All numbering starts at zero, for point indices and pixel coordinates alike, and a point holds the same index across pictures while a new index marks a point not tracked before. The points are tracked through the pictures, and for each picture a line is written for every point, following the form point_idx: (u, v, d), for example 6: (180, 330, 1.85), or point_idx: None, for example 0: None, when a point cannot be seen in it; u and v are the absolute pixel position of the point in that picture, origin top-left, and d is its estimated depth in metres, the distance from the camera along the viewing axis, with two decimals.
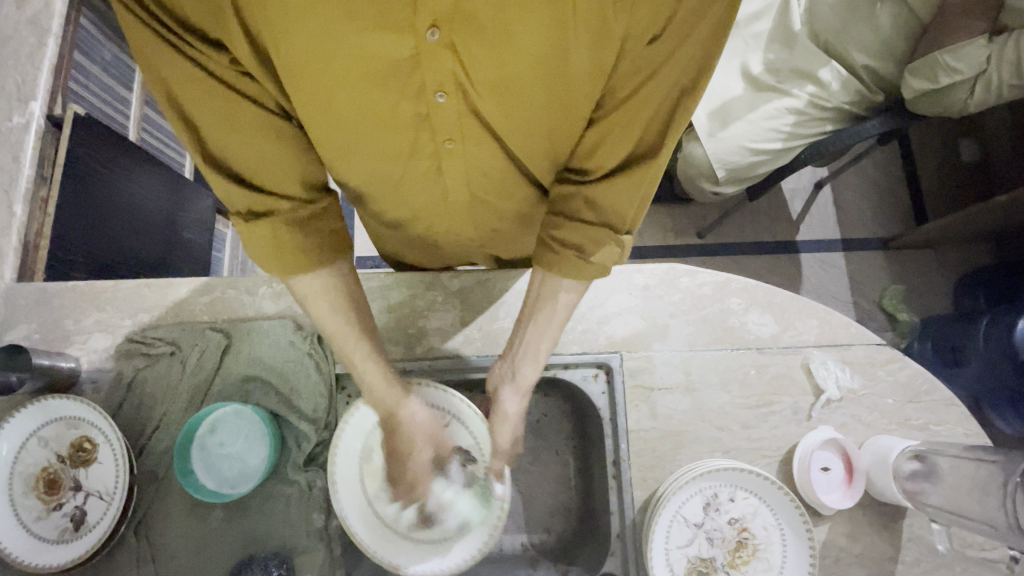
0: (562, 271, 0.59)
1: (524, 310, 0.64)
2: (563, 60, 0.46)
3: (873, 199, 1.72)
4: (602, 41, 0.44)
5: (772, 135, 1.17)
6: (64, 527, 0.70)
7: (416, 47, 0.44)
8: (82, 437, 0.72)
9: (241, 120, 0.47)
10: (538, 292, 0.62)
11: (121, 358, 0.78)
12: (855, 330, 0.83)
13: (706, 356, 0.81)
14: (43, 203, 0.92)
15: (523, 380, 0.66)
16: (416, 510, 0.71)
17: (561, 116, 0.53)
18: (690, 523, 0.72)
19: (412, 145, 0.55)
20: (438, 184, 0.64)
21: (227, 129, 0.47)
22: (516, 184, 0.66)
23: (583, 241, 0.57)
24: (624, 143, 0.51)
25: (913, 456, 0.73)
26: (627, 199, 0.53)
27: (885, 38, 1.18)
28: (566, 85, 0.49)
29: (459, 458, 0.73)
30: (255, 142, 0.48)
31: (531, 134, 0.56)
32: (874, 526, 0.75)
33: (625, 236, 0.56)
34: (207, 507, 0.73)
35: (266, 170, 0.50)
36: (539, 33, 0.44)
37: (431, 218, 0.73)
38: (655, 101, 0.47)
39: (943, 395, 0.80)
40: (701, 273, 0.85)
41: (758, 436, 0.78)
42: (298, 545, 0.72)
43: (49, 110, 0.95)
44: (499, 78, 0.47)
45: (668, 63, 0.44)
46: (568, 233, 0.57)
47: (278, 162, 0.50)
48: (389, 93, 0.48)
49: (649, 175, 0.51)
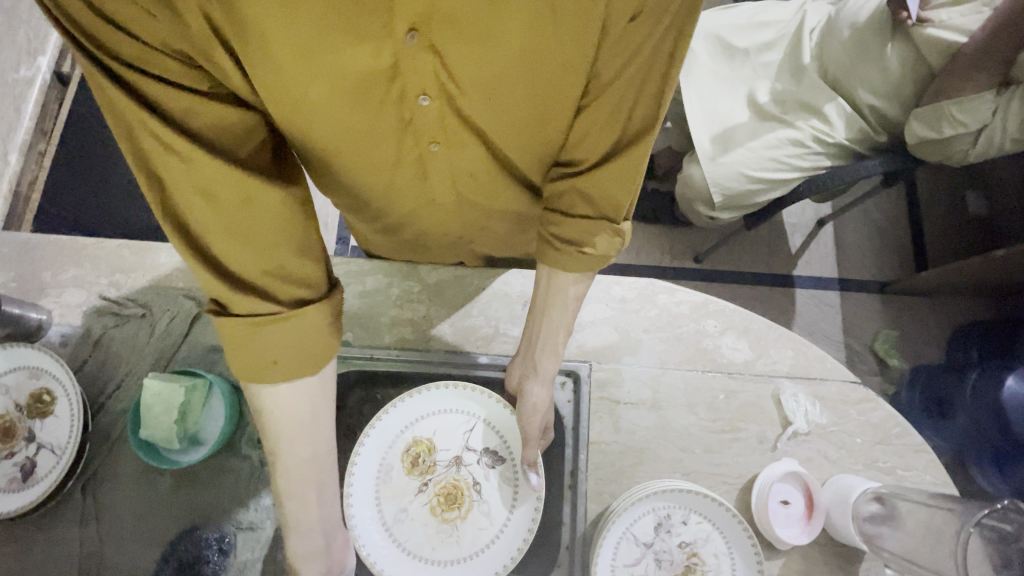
0: (564, 266, 0.60)
1: (535, 310, 0.67)
2: (542, 56, 0.46)
3: (874, 242, 1.71)
4: (580, 34, 0.44)
5: (775, 164, 1.17)
6: (13, 476, 0.69)
7: (396, 53, 0.43)
8: (43, 389, 0.72)
9: (214, 187, 0.41)
10: (548, 290, 0.63)
11: (93, 315, 0.79)
12: (829, 365, 0.82)
13: (676, 375, 0.80)
14: (39, 156, 0.97)
15: (546, 372, 0.67)
16: (444, 522, 0.70)
17: (546, 111, 0.54)
18: (640, 542, 0.71)
19: (400, 149, 0.56)
20: (426, 186, 0.64)
21: (205, 200, 0.42)
22: (504, 185, 0.67)
23: (583, 235, 0.57)
24: (611, 125, 0.52)
25: (873, 498, 0.71)
26: (618, 190, 0.54)
27: (892, 80, 1.17)
28: (548, 82, 0.49)
29: (485, 462, 0.73)
30: (226, 205, 0.42)
31: (516, 132, 0.56)
32: (829, 566, 0.73)
33: (618, 229, 0.56)
34: (157, 473, 0.73)
35: (214, 213, 0.42)
36: (519, 32, 0.44)
37: (419, 222, 0.74)
38: (637, 83, 0.48)
39: (913, 441, 0.79)
40: (680, 291, 0.85)
41: (720, 462, 0.77)
42: (242, 521, 0.71)
43: (57, 66, 1.00)
44: (481, 78, 0.48)
45: (644, 44, 0.45)
46: (566, 229, 0.58)
47: (250, 238, 0.44)
48: (372, 100, 0.48)
49: (636, 160, 0.52)
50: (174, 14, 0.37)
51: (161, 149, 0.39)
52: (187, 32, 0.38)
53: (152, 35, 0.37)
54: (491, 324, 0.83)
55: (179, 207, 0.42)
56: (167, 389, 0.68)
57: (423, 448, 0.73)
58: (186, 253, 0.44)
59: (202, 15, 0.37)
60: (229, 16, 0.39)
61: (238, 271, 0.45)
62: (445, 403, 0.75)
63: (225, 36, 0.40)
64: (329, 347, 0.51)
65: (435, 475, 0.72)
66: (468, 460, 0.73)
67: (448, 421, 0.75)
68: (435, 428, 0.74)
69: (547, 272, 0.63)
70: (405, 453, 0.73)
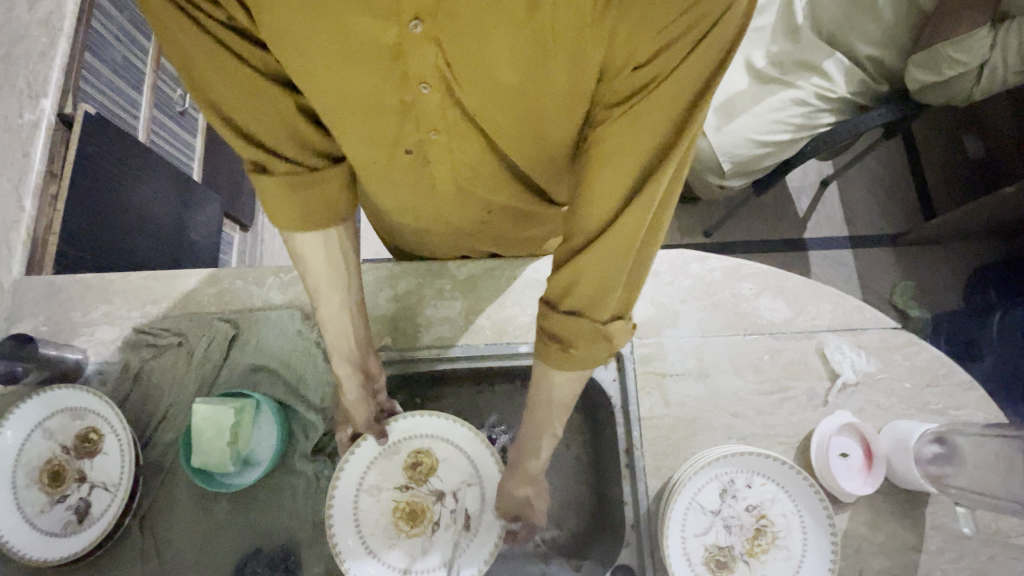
0: (554, 361, 0.50)
1: (531, 403, 0.58)
2: (543, 70, 0.42)
3: (879, 197, 1.72)
4: (584, 60, 0.39)
5: (778, 126, 1.18)
6: (68, 520, 0.69)
7: (399, 38, 0.41)
8: (88, 428, 0.71)
9: (237, 81, 0.46)
10: (537, 381, 0.54)
11: (128, 349, 0.78)
12: (868, 314, 0.82)
13: (719, 342, 0.80)
14: (53, 199, 0.93)
15: (532, 469, 0.62)
16: (393, 527, 0.69)
17: (549, 124, 0.49)
18: (707, 510, 0.70)
19: (398, 136, 0.53)
20: (424, 174, 0.61)
21: (247, 104, 0.48)
22: (506, 181, 0.64)
23: (572, 334, 0.48)
24: (601, 203, 0.40)
25: (933, 439, 0.71)
26: (607, 283, 0.44)
27: (887, 29, 1.18)
28: (547, 97, 0.45)
29: (455, 514, 0.70)
30: (254, 101, 0.48)
31: (515, 140, 0.53)
32: (897, 514, 0.73)
33: (598, 328, 0.47)
34: (213, 499, 0.72)
35: (255, 113, 0.49)
36: (518, 41, 0.40)
37: (422, 210, 0.71)
38: (631, 152, 0.38)
39: (962, 379, 0.79)
40: (711, 258, 0.84)
41: (774, 422, 0.77)
42: (305, 537, 0.70)
43: (59, 108, 0.97)
44: (481, 78, 0.44)
45: (646, 105, 0.35)
46: (552, 323, 0.48)
47: (279, 123, 0.50)
48: (371, 79, 0.45)
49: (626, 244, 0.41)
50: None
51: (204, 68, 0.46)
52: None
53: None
54: (526, 313, 0.82)
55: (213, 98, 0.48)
56: (217, 412, 0.66)
57: (425, 465, 0.72)
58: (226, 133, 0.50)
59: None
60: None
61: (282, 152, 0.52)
62: (475, 449, 0.71)
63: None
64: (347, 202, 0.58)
65: (417, 488, 0.71)
66: (449, 503, 0.70)
67: (460, 458, 0.72)
68: (450, 458, 0.72)
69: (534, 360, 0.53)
70: (412, 454, 0.72)
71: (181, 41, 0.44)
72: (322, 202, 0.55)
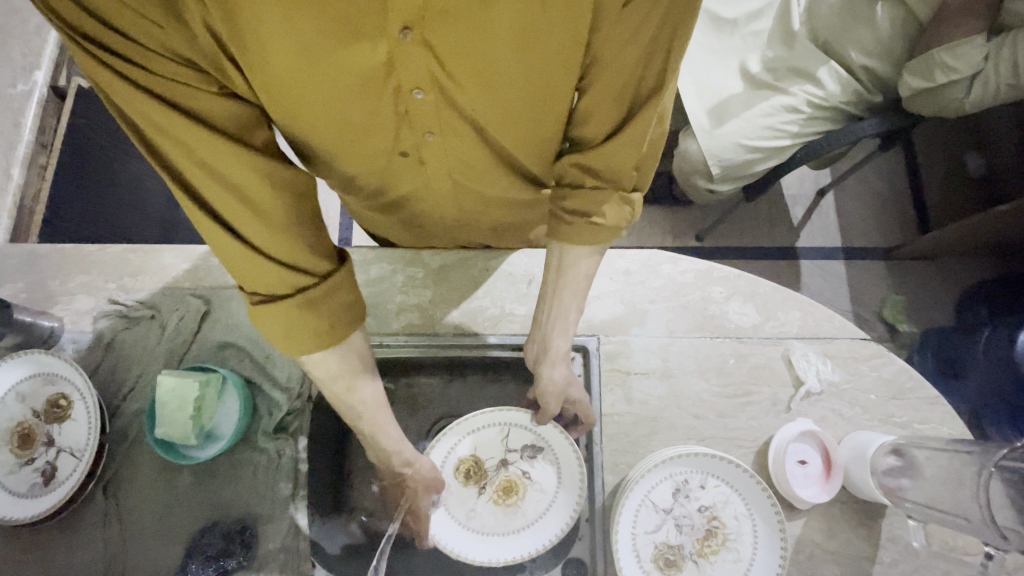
0: (570, 239, 0.59)
1: (547, 287, 0.66)
2: (536, 42, 0.45)
3: (875, 209, 1.70)
4: (573, 19, 0.43)
5: (769, 132, 1.17)
6: (35, 481, 0.70)
7: (390, 49, 0.43)
8: (58, 393, 0.73)
9: (243, 179, 0.42)
10: (560, 270, 0.63)
11: (103, 320, 0.79)
12: (837, 324, 0.82)
13: (685, 343, 0.80)
14: (41, 170, 0.97)
15: (557, 352, 0.69)
16: (507, 507, 0.71)
17: (542, 99, 0.52)
18: (659, 508, 0.71)
19: (394, 141, 0.55)
20: (421, 173, 0.63)
21: (252, 210, 0.44)
22: (501, 175, 0.66)
23: (591, 206, 0.56)
24: (613, 102, 0.50)
25: (891, 451, 0.71)
26: (624, 161, 0.53)
27: (883, 39, 1.18)
28: (543, 68, 0.48)
29: (526, 454, 0.73)
30: (258, 201, 0.44)
31: (514, 124, 0.56)
32: (851, 523, 0.73)
33: (625, 197, 0.56)
34: (177, 471, 0.73)
35: (259, 224, 0.45)
36: (512, 22, 0.43)
37: (415, 207, 0.73)
38: (629, 59, 0.46)
39: (927, 394, 0.78)
40: (684, 260, 0.84)
41: (734, 426, 0.77)
42: (263, 512, 0.71)
43: (52, 82, 1.02)
44: (477, 67, 0.46)
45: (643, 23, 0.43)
46: (572, 202, 0.57)
47: (288, 231, 0.46)
48: (364, 95, 0.47)
49: (643, 135, 0.51)
50: (179, 22, 0.37)
51: (204, 171, 0.41)
52: (194, 40, 0.38)
53: (155, 39, 0.36)
54: (497, 305, 0.83)
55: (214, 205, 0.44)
56: (181, 385, 0.68)
57: (469, 463, 0.73)
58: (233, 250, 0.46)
59: (203, 22, 0.37)
60: (228, 18, 0.38)
61: (291, 259, 0.48)
62: (483, 417, 0.74)
63: (226, 45, 0.40)
64: (360, 303, 0.54)
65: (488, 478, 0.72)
66: (512, 458, 0.73)
67: (483, 433, 0.74)
68: (476, 440, 0.74)
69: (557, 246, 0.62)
70: (455, 470, 0.72)
71: (176, 142, 0.40)
72: (336, 311, 0.51)
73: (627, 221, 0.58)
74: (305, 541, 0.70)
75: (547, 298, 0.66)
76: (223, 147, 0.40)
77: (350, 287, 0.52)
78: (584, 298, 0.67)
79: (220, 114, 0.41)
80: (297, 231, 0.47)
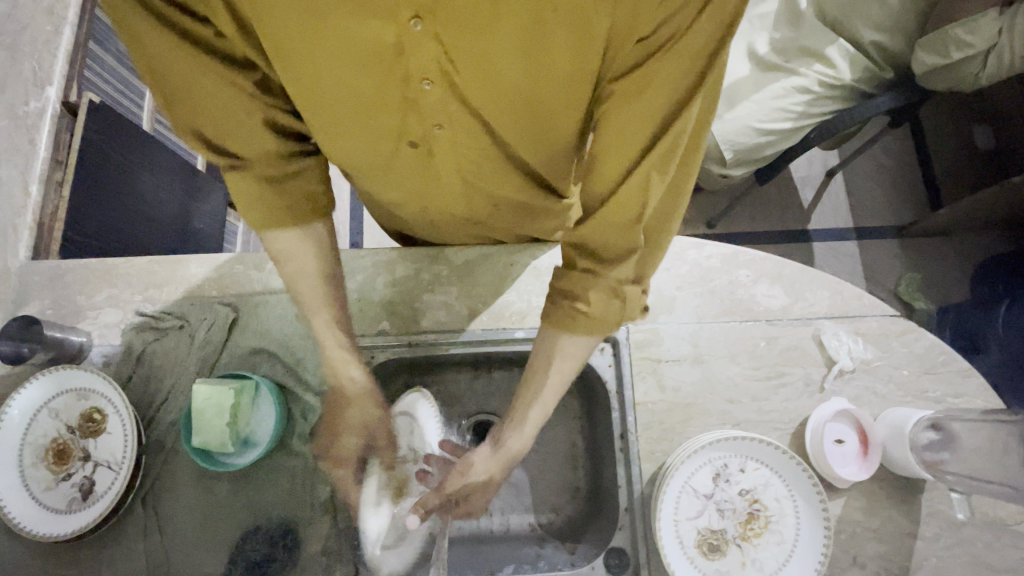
0: (565, 326, 0.56)
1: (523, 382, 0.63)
2: (546, 54, 0.43)
3: (885, 188, 1.70)
4: (586, 41, 0.40)
5: (780, 114, 1.17)
6: (73, 497, 0.70)
7: (400, 37, 0.42)
8: (91, 408, 0.73)
9: (217, 98, 0.48)
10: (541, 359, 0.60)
11: (131, 332, 0.79)
12: (866, 301, 0.81)
13: (715, 328, 0.80)
14: (58, 187, 0.94)
15: (506, 449, 0.66)
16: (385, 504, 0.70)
17: (553, 105, 0.50)
18: (700, 494, 0.71)
19: (401, 129, 0.54)
20: (430, 165, 0.61)
21: (225, 124, 0.51)
22: (508, 173, 0.64)
23: (578, 289, 0.54)
24: (616, 161, 0.44)
25: (930, 425, 0.70)
26: (619, 239, 0.49)
27: (893, 14, 1.17)
28: (554, 81, 0.46)
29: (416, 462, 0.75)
30: (228, 116, 0.50)
31: (521, 129, 0.53)
32: (891, 500, 0.73)
33: (617, 287, 0.52)
34: (214, 479, 0.73)
35: (233, 132, 0.51)
36: (520, 30, 0.41)
37: (427, 202, 0.72)
38: (629, 124, 0.41)
39: (961, 367, 0.78)
40: (708, 245, 0.84)
41: (769, 408, 0.77)
42: (304, 516, 0.71)
43: (64, 96, 0.99)
44: (482, 70, 0.45)
45: (662, 70, 0.38)
46: (564, 280, 0.55)
47: (252, 129, 0.51)
48: (372, 76, 0.46)
49: (635, 211, 0.46)
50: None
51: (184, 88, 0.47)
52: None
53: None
54: (523, 299, 0.83)
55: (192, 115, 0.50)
56: (218, 393, 0.67)
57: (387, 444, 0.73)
58: (196, 142, 0.53)
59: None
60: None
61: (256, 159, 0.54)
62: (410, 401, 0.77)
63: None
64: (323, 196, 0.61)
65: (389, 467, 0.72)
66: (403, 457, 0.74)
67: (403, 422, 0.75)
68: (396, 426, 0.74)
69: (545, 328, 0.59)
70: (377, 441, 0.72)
71: (165, 62, 0.45)
72: (297, 200, 0.58)
73: (618, 316, 0.54)
74: (347, 543, 0.70)
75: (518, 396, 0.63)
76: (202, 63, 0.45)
77: (313, 178, 0.59)
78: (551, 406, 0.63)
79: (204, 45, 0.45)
80: (266, 143, 0.53)
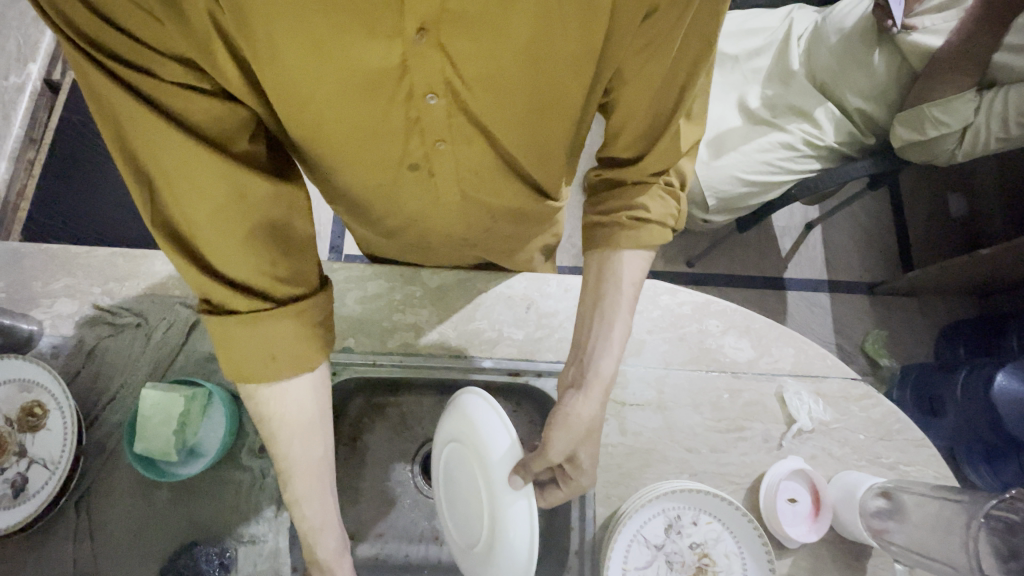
0: (620, 241, 0.62)
1: (589, 305, 0.64)
2: (548, 51, 0.46)
3: (860, 245, 1.75)
4: (591, 27, 0.44)
5: (764, 167, 1.20)
6: (4, 494, 0.67)
7: (405, 52, 0.42)
8: (33, 402, 0.70)
9: (205, 196, 0.42)
10: (599, 282, 0.63)
11: (85, 326, 0.77)
12: (829, 362, 0.83)
13: (680, 375, 0.81)
14: (29, 164, 1.05)
15: (595, 376, 0.61)
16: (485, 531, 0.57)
17: (558, 106, 0.53)
18: (650, 544, 0.70)
19: (403, 149, 0.54)
20: (429, 188, 0.61)
21: (208, 231, 0.44)
22: (508, 185, 0.64)
23: (632, 202, 0.61)
24: (653, 102, 0.54)
25: (880, 493, 0.71)
26: (663, 160, 0.59)
27: (879, 83, 1.24)
28: (557, 77, 0.49)
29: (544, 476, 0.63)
30: (213, 216, 0.43)
31: (524, 131, 0.55)
32: (837, 563, 0.73)
33: (665, 187, 0.61)
34: (154, 486, 0.70)
35: (219, 246, 0.44)
36: (526, 29, 0.43)
37: (422, 225, 0.72)
38: (659, 70, 0.50)
39: (914, 436, 0.80)
40: (681, 292, 0.85)
41: (726, 461, 0.77)
42: (243, 534, 0.69)
43: (46, 75, 1.10)
44: (487, 73, 0.46)
45: (672, 28, 0.47)
46: (614, 202, 0.63)
47: (237, 249, 0.45)
48: (377, 99, 0.46)
49: (669, 138, 0.57)
50: (180, 17, 0.36)
51: (171, 181, 0.41)
52: (194, 37, 0.38)
53: (156, 40, 0.37)
54: (495, 327, 0.82)
55: (181, 221, 0.43)
56: (166, 400, 0.65)
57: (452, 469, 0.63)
58: (173, 249, 0.44)
59: (208, 16, 0.37)
60: (241, 24, 0.39)
61: (235, 272, 0.46)
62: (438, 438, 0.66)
63: (237, 46, 0.40)
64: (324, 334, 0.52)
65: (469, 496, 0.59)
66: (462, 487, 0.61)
67: (446, 454, 0.64)
68: (447, 457, 0.64)
69: (598, 255, 0.64)
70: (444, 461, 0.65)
71: (156, 150, 0.40)
72: (286, 346, 0.49)
73: (673, 214, 0.63)
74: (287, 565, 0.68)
75: (589, 319, 0.63)
76: (199, 155, 0.40)
77: (307, 329, 0.49)
78: (629, 318, 0.63)
79: (197, 112, 0.40)
80: (257, 257, 0.46)
